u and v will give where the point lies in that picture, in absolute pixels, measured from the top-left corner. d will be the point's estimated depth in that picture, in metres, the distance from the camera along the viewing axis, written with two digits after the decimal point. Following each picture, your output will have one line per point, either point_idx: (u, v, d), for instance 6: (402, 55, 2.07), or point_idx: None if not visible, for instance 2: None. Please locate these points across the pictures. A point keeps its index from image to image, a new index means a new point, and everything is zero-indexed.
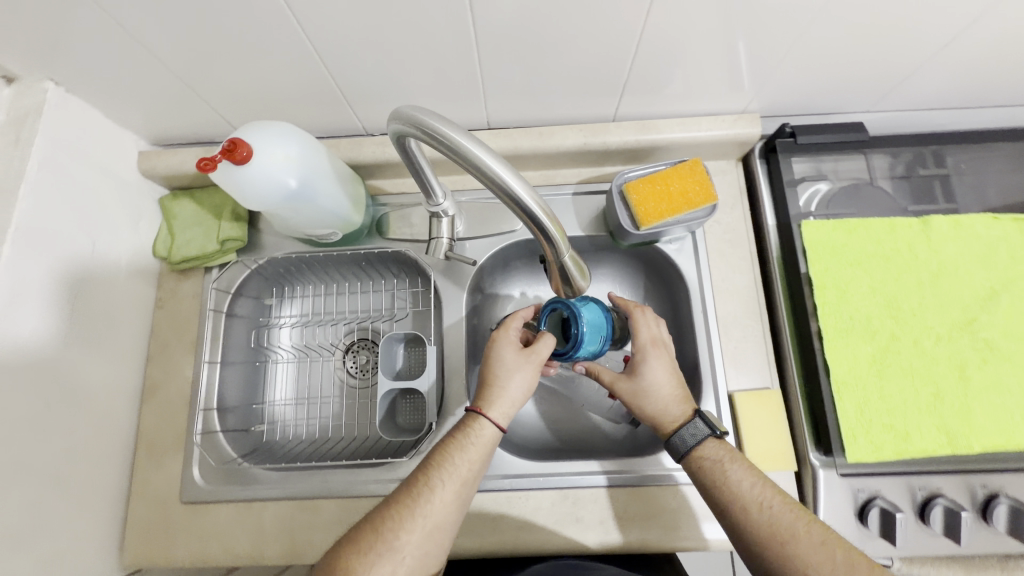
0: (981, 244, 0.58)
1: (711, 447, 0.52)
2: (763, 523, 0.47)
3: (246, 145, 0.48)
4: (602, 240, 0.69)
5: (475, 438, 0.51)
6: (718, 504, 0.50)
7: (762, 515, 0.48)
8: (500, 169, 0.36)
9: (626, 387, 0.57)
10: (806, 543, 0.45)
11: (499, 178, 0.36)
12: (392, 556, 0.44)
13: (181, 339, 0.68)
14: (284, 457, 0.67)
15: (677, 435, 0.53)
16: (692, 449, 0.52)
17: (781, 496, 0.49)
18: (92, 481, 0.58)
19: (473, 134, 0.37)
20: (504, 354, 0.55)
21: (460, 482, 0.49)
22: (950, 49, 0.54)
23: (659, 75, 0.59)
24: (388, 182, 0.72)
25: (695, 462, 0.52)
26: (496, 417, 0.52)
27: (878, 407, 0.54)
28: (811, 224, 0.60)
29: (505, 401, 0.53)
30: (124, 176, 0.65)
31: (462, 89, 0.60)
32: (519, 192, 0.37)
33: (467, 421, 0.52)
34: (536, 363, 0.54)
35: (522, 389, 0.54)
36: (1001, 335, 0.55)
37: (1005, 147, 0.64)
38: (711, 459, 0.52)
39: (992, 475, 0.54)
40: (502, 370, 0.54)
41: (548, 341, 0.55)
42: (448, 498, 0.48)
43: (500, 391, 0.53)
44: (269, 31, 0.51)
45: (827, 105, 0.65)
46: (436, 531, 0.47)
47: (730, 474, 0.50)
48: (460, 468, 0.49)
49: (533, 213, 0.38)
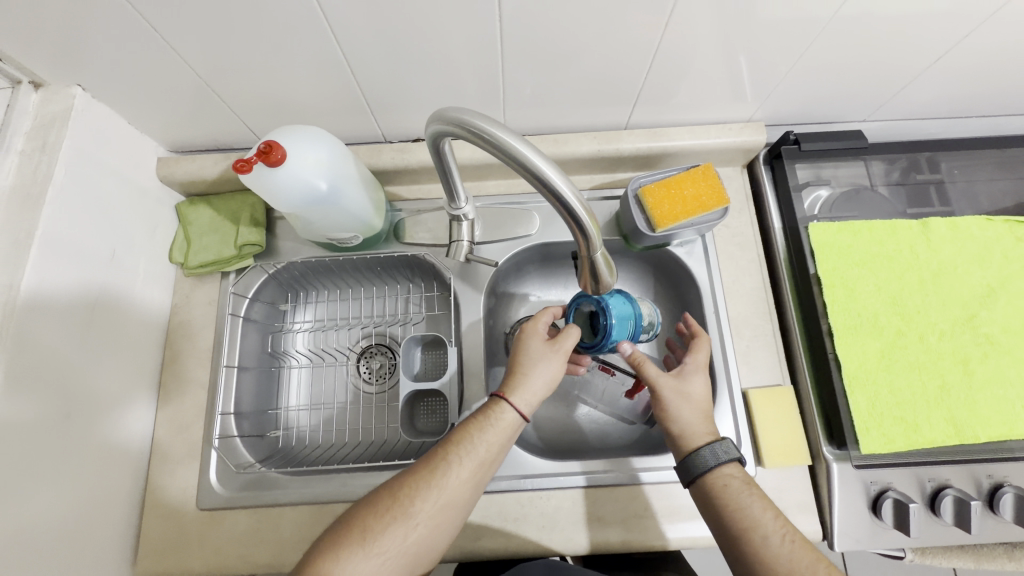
0: (977, 245, 0.61)
1: (734, 472, 0.50)
2: (780, 557, 0.45)
3: (280, 148, 0.49)
4: (614, 244, 0.71)
5: (496, 421, 0.52)
6: (737, 527, 0.47)
7: (783, 550, 0.45)
8: (543, 164, 0.38)
9: (670, 393, 0.54)
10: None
11: (541, 173, 0.38)
12: (405, 523, 0.45)
13: (196, 344, 0.68)
14: (302, 462, 0.66)
15: (706, 449, 0.51)
16: (718, 469, 0.50)
17: (803, 541, 0.46)
18: (108, 486, 0.57)
19: (524, 137, 0.38)
20: (531, 345, 0.57)
21: (478, 463, 0.50)
22: (942, 63, 0.58)
23: (672, 85, 0.62)
24: (404, 189, 0.74)
25: (721, 482, 0.49)
26: (519, 405, 0.53)
27: (889, 401, 0.56)
28: (817, 226, 0.63)
29: (528, 389, 0.54)
30: (143, 181, 0.66)
31: (482, 98, 0.62)
32: (559, 187, 0.39)
33: (490, 404, 0.53)
34: (562, 354, 0.56)
35: (548, 379, 0.55)
36: (1001, 330, 0.57)
37: (994, 155, 0.67)
38: (738, 483, 0.50)
39: (997, 465, 0.56)
40: (529, 358, 0.55)
41: (573, 333, 0.57)
42: (465, 477, 0.49)
43: (526, 376, 0.54)
44: (300, 40, 0.52)
45: (827, 114, 0.68)
46: (449, 505, 0.48)
47: (755, 503, 0.48)
48: (479, 448, 0.50)
49: (572, 207, 0.39)
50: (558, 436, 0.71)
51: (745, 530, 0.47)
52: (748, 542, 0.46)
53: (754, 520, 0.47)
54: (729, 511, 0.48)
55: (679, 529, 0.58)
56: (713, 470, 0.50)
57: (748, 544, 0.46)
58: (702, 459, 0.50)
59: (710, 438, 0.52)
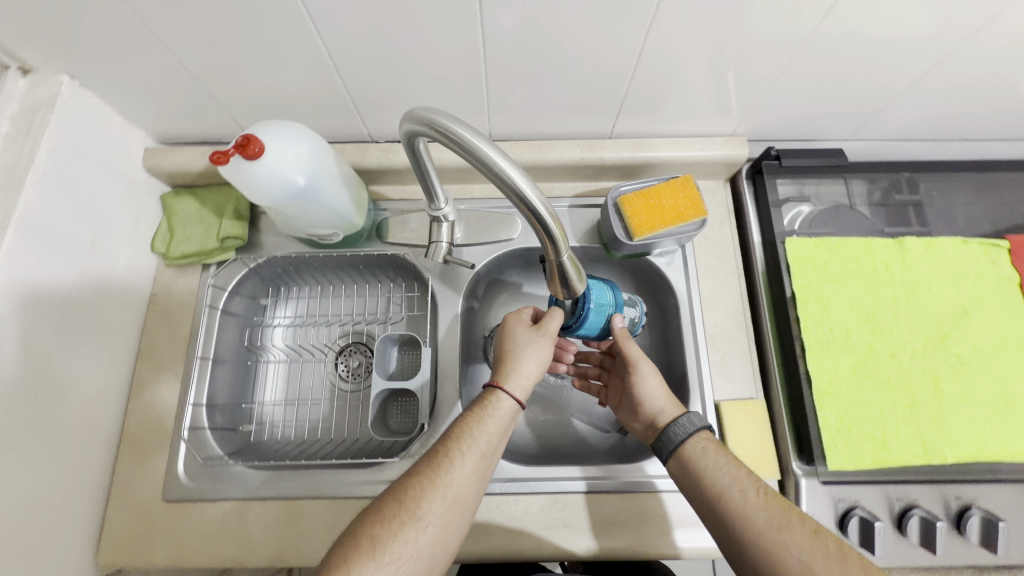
0: (952, 265, 0.62)
1: (707, 439, 0.55)
2: (757, 511, 0.48)
3: (259, 142, 0.50)
4: (595, 251, 0.71)
5: (494, 410, 0.53)
6: (715, 490, 0.50)
7: (758, 504, 0.49)
8: (506, 165, 0.39)
9: (645, 370, 0.60)
10: (800, 532, 0.46)
11: (504, 173, 0.39)
12: (415, 525, 0.45)
13: (172, 334, 0.68)
14: (273, 457, 0.66)
15: (683, 419, 0.56)
16: (694, 436, 0.55)
17: (772, 493, 0.50)
18: (74, 474, 0.57)
19: (494, 142, 0.39)
20: (518, 333, 0.58)
21: (480, 455, 0.50)
22: (921, 85, 0.59)
23: (655, 97, 0.62)
24: (390, 189, 0.74)
25: (700, 448, 0.54)
26: (514, 392, 0.55)
27: (857, 417, 0.56)
28: (794, 241, 0.63)
29: (521, 375, 0.55)
30: (129, 170, 0.66)
31: (467, 102, 0.63)
32: (523, 188, 0.39)
33: (485, 396, 0.55)
34: (549, 338, 0.58)
35: (537, 364, 0.57)
36: (972, 350, 0.58)
37: (972, 178, 0.68)
38: (713, 449, 0.54)
39: (965, 487, 0.57)
40: (516, 345, 0.57)
41: (557, 316, 0.58)
42: (468, 470, 0.49)
43: (518, 363, 0.56)
44: (286, 37, 0.53)
45: (810, 132, 0.69)
46: (457, 502, 0.48)
47: (728, 463, 0.52)
48: (479, 441, 0.51)
49: (536, 209, 0.40)
50: (534, 442, 0.71)
51: (721, 493, 0.50)
52: (727, 503, 0.50)
53: (729, 481, 0.50)
54: (707, 476, 0.51)
55: (688, 538, 0.57)
56: (690, 437, 0.54)
57: (727, 507, 0.49)
58: (680, 427, 0.55)
59: (681, 412, 0.57)
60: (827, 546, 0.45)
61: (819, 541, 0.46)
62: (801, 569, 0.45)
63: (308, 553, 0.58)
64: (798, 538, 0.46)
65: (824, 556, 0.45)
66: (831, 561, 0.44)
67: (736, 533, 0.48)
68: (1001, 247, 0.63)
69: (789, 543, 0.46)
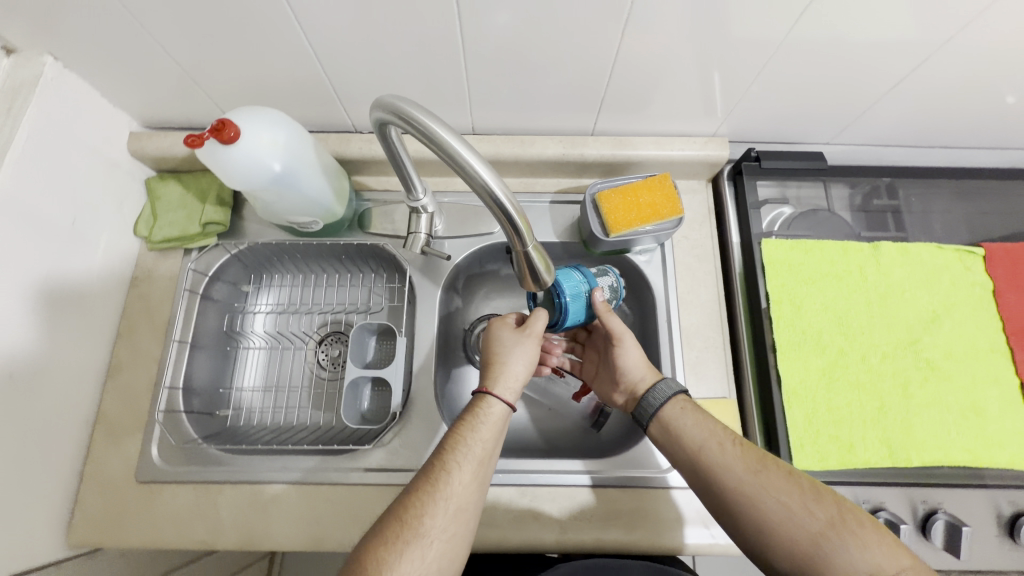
0: (927, 271, 0.62)
1: (685, 400, 0.56)
2: (736, 460, 0.50)
3: (234, 127, 0.50)
4: (575, 247, 0.71)
5: (486, 417, 0.53)
6: (695, 447, 0.51)
7: (736, 453, 0.50)
8: (466, 153, 0.40)
9: (628, 343, 0.59)
10: (776, 475, 0.48)
11: (464, 162, 0.40)
12: (420, 542, 0.45)
13: (153, 317, 0.68)
14: (248, 442, 0.67)
15: (655, 388, 0.56)
16: (673, 398, 0.55)
17: (747, 444, 0.52)
18: (48, 452, 0.57)
19: (459, 136, 0.40)
20: (504, 335, 0.59)
21: (477, 463, 0.50)
22: (898, 91, 0.60)
23: (635, 95, 0.63)
24: (373, 179, 0.75)
25: (678, 408, 0.55)
26: (503, 394, 0.55)
27: (825, 418, 0.56)
28: (771, 242, 0.64)
29: (510, 376, 0.56)
30: (112, 153, 0.66)
31: (449, 94, 0.63)
32: (484, 176, 0.40)
33: (476, 402, 0.55)
34: (535, 338, 0.59)
35: (524, 365, 0.57)
36: (942, 355, 0.58)
37: (951, 185, 0.69)
38: (691, 409, 0.55)
39: (932, 491, 0.57)
40: (504, 348, 0.58)
41: (541, 317, 0.59)
42: (467, 480, 0.49)
43: (505, 366, 0.56)
44: (266, 24, 0.53)
45: (791, 134, 0.69)
46: (460, 512, 0.48)
47: (705, 420, 0.53)
48: (474, 449, 0.51)
49: (495, 196, 0.41)
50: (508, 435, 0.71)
51: (700, 447, 0.51)
52: (707, 458, 0.51)
53: (706, 436, 0.52)
54: (686, 435, 0.53)
55: (696, 534, 0.57)
56: (668, 400, 0.55)
57: (707, 461, 0.50)
58: (658, 392, 0.56)
59: (656, 379, 0.58)
60: (802, 486, 0.47)
61: (795, 481, 0.47)
62: (780, 509, 0.46)
63: (277, 538, 0.58)
64: (775, 481, 0.47)
65: (801, 496, 0.46)
66: (807, 499, 0.46)
67: (718, 486, 0.49)
68: (975, 254, 0.63)
69: (768, 487, 0.47)
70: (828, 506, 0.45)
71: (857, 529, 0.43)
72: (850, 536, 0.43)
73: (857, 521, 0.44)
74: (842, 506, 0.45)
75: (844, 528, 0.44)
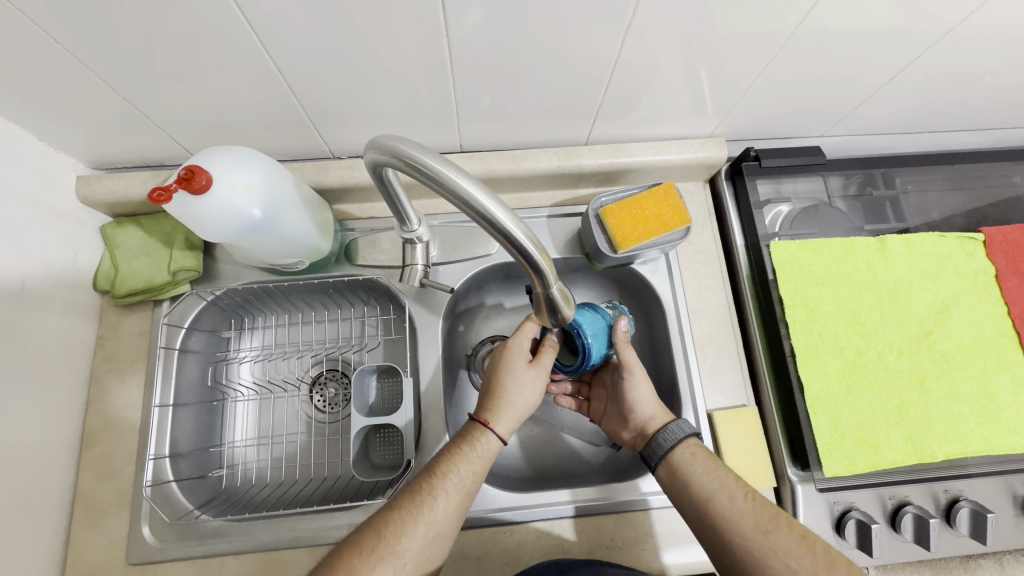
0: (930, 261, 0.62)
1: (696, 446, 0.53)
2: (747, 516, 0.47)
3: (206, 174, 0.46)
4: (577, 261, 0.69)
5: (480, 451, 0.51)
6: (703, 496, 0.49)
7: (746, 508, 0.48)
8: (446, 168, 0.35)
9: (639, 376, 0.57)
10: (788, 537, 0.46)
11: (444, 177, 0.35)
12: (394, 560, 0.44)
13: (125, 381, 0.62)
14: (247, 504, 0.61)
15: (671, 424, 0.54)
16: (683, 443, 0.53)
17: (762, 499, 0.49)
18: (21, 549, 0.51)
19: (443, 155, 0.36)
20: (515, 366, 0.55)
21: (462, 492, 0.49)
22: (892, 83, 0.59)
23: (631, 101, 0.60)
24: (356, 207, 0.70)
25: (688, 454, 0.52)
26: (501, 429, 0.53)
27: (850, 421, 0.56)
28: (778, 244, 0.62)
29: (511, 414, 0.54)
30: (60, 203, 0.59)
31: (436, 114, 0.59)
32: (472, 193, 0.35)
33: (472, 432, 0.52)
34: (541, 375, 0.56)
35: (530, 402, 0.55)
36: (954, 347, 0.59)
37: (942, 170, 0.70)
38: (702, 455, 0.52)
39: (953, 480, 0.57)
40: (513, 384, 0.54)
41: (551, 352, 0.56)
42: (451, 507, 0.48)
43: (510, 402, 0.54)
44: (229, 52, 0.48)
45: (786, 130, 0.68)
46: (436, 539, 0.47)
47: (717, 469, 0.50)
48: (462, 478, 0.49)
49: (487, 211, 0.35)
50: (524, 462, 0.69)
51: (708, 497, 0.49)
52: (715, 508, 0.48)
53: (716, 486, 0.49)
54: (695, 482, 0.50)
55: (676, 554, 0.57)
56: (679, 444, 0.53)
57: (713, 511, 0.48)
58: (669, 433, 0.53)
59: (669, 419, 0.56)
60: (815, 551, 0.45)
61: (807, 546, 0.45)
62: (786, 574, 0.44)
63: None
64: (786, 543, 0.45)
65: (812, 563, 0.44)
66: (819, 568, 0.44)
67: (723, 536, 0.47)
68: (976, 240, 0.63)
69: (778, 550, 0.45)
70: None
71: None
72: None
73: None
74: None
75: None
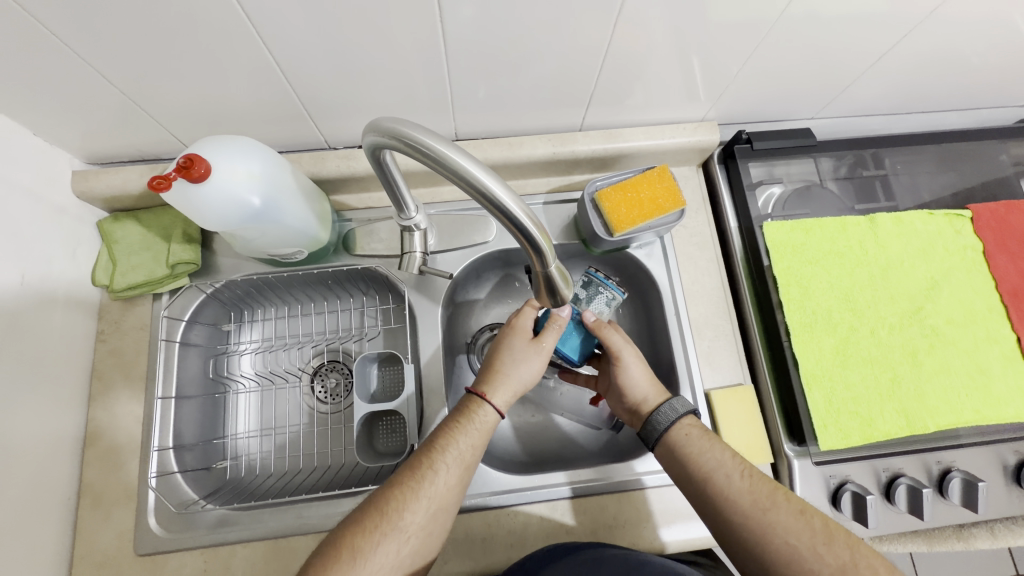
0: (920, 239, 0.63)
1: (692, 425, 0.53)
2: (746, 494, 0.47)
3: (204, 162, 0.46)
4: (574, 247, 0.70)
5: (477, 423, 0.51)
6: (701, 473, 0.49)
7: (744, 486, 0.48)
8: (448, 150, 0.36)
9: (629, 360, 0.56)
10: (786, 513, 0.46)
11: (445, 159, 0.36)
12: (397, 536, 0.45)
13: (127, 375, 0.62)
14: (252, 493, 0.62)
15: (665, 405, 0.53)
16: (677, 423, 0.52)
17: (760, 475, 0.49)
18: (29, 543, 0.51)
19: (455, 143, 0.36)
20: (514, 343, 0.55)
21: (461, 465, 0.49)
22: (880, 64, 0.60)
23: (625, 87, 0.60)
24: (353, 197, 0.70)
25: (682, 433, 0.52)
26: (497, 401, 0.53)
27: (844, 396, 0.57)
28: (772, 224, 0.63)
29: (508, 387, 0.54)
30: (57, 199, 0.59)
31: (431, 103, 0.60)
32: (472, 172, 0.36)
33: (471, 405, 0.53)
34: (544, 354, 0.55)
35: (527, 378, 0.55)
36: (944, 321, 0.60)
37: (930, 149, 0.71)
38: (698, 434, 0.52)
39: (945, 452, 0.58)
40: (512, 359, 0.54)
41: (552, 331, 0.55)
42: (452, 481, 0.48)
43: (507, 376, 0.54)
44: (226, 44, 0.48)
45: (777, 113, 0.69)
46: (438, 511, 0.47)
47: (716, 448, 0.50)
48: (461, 450, 0.50)
49: (485, 188, 0.36)
50: (526, 446, 0.70)
51: (706, 475, 0.49)
52: (713, 486, 0.48)
53: (714, 464, 0.49)
54: (693, 460, 0.50)
55: (676, 531, 0.58)
56: (671, 426, 0.52)
57: (711, 489, 0.48)
58: (663, 415, 0.53)
59: (664, 397, 0.55)
60: (813, 526, 0.45)
61: (806, 521, 0.45)
62: (786, 549, 0.44)
63: None
64: (785, 518, 0.45)
65: (811, 537, 0.44)
66: (818, 541, 0.44)
67: (722, 514, 0.47)
68: (964, 217, 0.65)
69: (777, 525, 0.45)
70: (840, 552, 0.43)
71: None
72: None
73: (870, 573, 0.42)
74: (854, 551, 0.44)
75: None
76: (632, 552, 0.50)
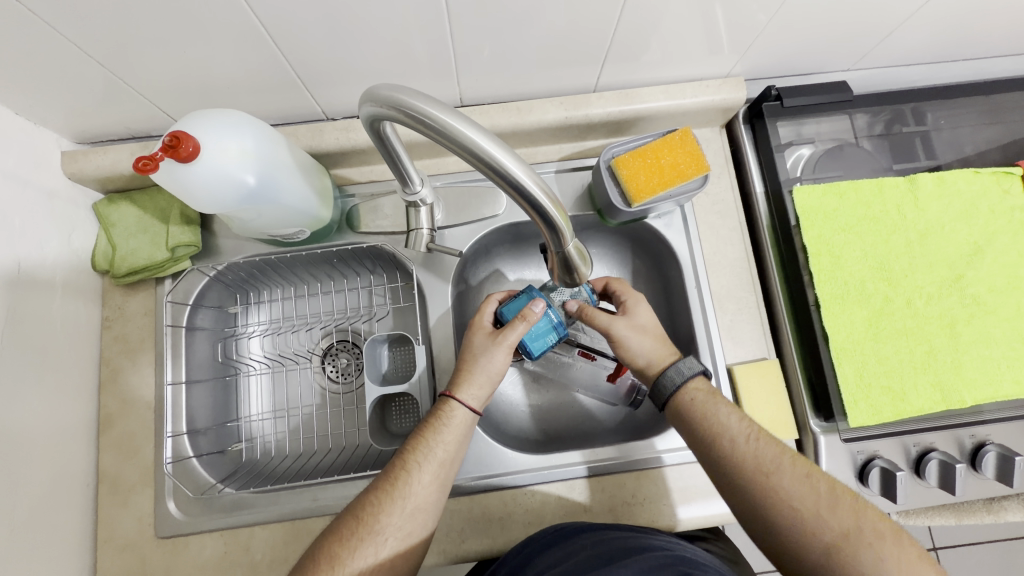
0: (963, 201, 0.59)
1: (698, 386, 0.50)
2: (749, 458, 0.45)
3: (192, 139, 0.43)
4: (588, 218, 0.66)
5: (447, 421, 0.50)
6: (707, 438, 0.47)
7: (750, 449, 0.46)
8: (454, 121, 0.32)
9: (624, 329, 0.53)
10: (791, 476, 0.44)
11: (449, 128, 0.32)
12: (374, 540, 0.44)
13: (136, 359, 0.61)
14: (269, 475, 0.62)
15: (671, 368, 0.51)
16: (684, 387, 0.50)
17: (767, 437, 0.47)
18: (50, 529, 0.51)
19: (459, 110, 0.33)
20: (475, 339, 0.53)
21: (438, 464, 0.48)
22: (924, 12, 0.55)
23: (643, 43, 0.55)
24: (355, 171, 0.67)
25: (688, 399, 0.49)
26: (467, 399, 0.51)
27: (876, 370, 0.54)
28: (802, 189, 0.59)
29: (477, 383, 0.51)
30: (49, 183, 0.56)
31: (433, 69, 0.56)
32: (481, 143, 0.33)
33: (439, 405, 0.51)
34: (506, 348, 0.51)
35: (494, 372, 0.52)
36: (987, 290, 0.56)
37: (975, 102, 0.65)
38: (704, 395, 0.49)
39: (979, 425, 0.56)
40: (470, 353, 0.52)
41: (519, 327, 0.51)
42: (427, 480, 0.47)
43: (472, 371, 0.51)
44: (209, 10, 0.44)
45: (808, 66, 0.63)
46: (417, 513, 0.46)
47: (722, 410, 0.48)
48: (436, 450, 0.48)
49: (494, 161, 0.33)
50: (541, 422, 0.68)
51: (713, 438, 0.47)
52: (718, 448, 0.46)
53: (720, 430, 0.47)
54: (699, 424, 0.47)
55: (693, 509, 0.57)
56: (678, 392, 0.50)
57: (717, 451, 0.46)
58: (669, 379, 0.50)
59: (674, 358, 0.52)
60: (818, 489, 0.43)
61: (812, 484, 0.43)
62: (790, 514, 0.42)
63: None
64: (791, 482, 0.43)
65: (815, 500, 0.42)
66: (821, 505, 0.42)
67: (727, 475, 0.46)
68: (1013, 174, 0.59)
69: (779, 489, 0.43)
70: (844, 517, 0.41)
71: (874, 541, 0.40)
72: (865, 548, 0.39)
73: (875, 533, 0.40)
74: (859, 515, 0.41)
75: (860, 541, 0.40)
76: (635, 536, 0.48)
